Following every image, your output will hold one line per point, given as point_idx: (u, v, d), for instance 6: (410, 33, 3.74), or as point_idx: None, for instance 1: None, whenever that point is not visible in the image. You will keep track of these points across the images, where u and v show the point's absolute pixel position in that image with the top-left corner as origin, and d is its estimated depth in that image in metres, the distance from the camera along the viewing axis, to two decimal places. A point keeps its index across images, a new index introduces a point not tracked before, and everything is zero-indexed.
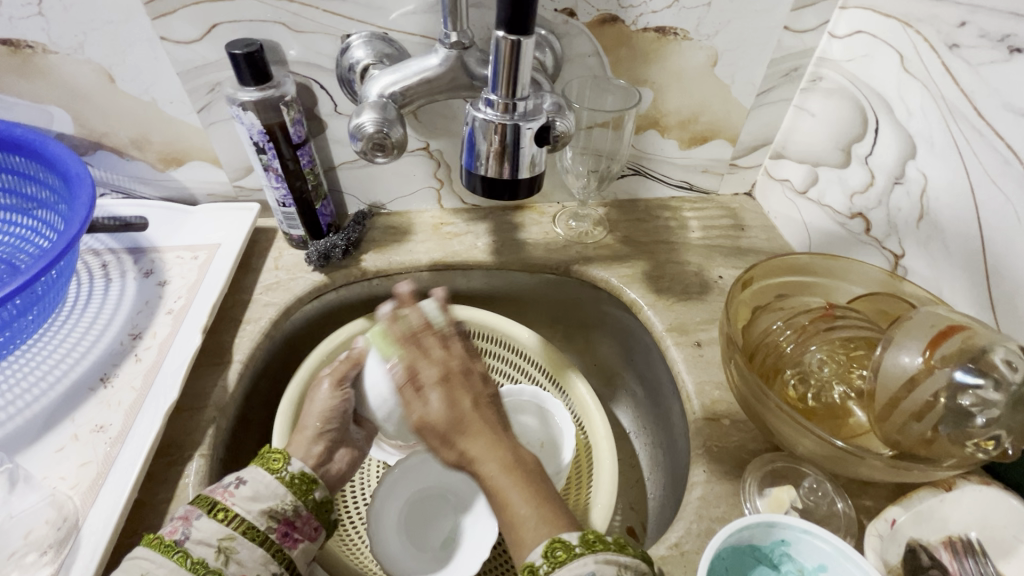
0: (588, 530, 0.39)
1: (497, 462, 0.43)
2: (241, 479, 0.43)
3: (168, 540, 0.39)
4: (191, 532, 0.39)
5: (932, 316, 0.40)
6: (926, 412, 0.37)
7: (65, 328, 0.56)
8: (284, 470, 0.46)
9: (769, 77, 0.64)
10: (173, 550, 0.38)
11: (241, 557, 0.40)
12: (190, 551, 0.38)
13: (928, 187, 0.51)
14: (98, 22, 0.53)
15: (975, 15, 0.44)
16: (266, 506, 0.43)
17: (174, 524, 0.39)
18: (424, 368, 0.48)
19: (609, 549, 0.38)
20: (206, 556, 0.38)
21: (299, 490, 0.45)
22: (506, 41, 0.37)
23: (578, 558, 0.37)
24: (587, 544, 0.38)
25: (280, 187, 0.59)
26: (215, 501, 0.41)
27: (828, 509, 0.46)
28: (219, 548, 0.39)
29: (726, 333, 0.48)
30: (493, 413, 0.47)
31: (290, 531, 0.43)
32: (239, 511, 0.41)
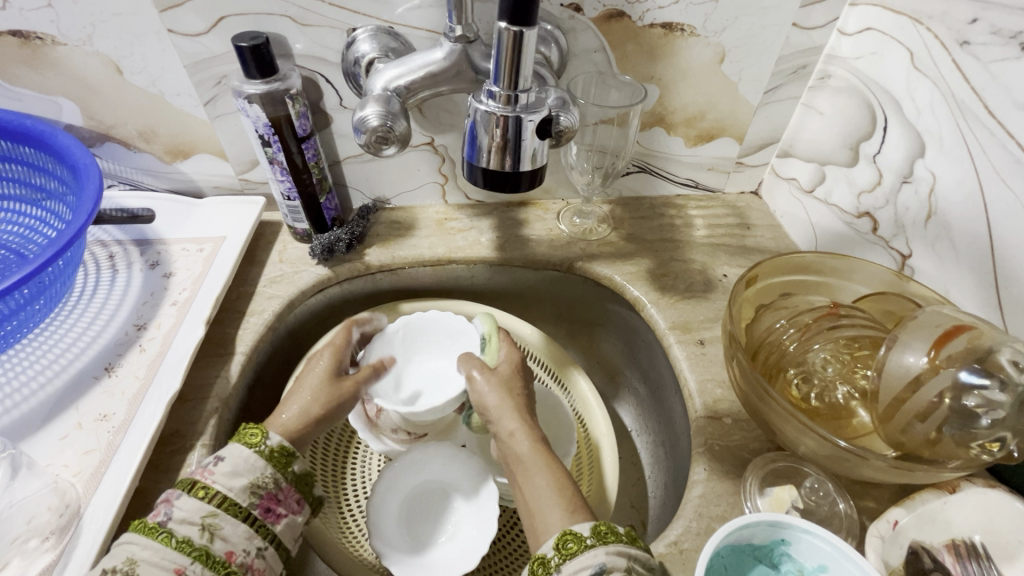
0: (601, 523, 0.39)
1: (531, 431, 0.49)
2: (220, 457, 0.43)
3: (151, 522, 0.39)
4: (173, 513, 0.39)
5: (938, 316, 0.39)
6: (930, 413, 0.36)
7: (71, 318, 0.57)
8: (262, 445, 0.44)
9: (777, 75, 0.64)
10: (156, 531, 0.38)
11: (226, 533, 0.40)
12: (174, 529, 0.39)
13: (936, 186, 0.50)
14: (107, 14, 0.53)
15: (987, 12, 0.44)
16: (248, 482, 0.42)
17: (155, 508, 0.40)
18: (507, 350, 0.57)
19: (621, 541, 0.38)
20: (189, 534, 0.39)
21: (280, 464, 0.45)
22: (508, 32, 0.36)
23: (588, 549, 0.37)
24: (600, 537, 0.38)
25: (284, 180, 0.59)
26: (194, 481, 0.41)
27: (830, 509, 0.45)
28: (203, 526, 0.39)
29: (729, 331, 0.47)
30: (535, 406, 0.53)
31: (272, 507, 0.43)
32: (220, 489, 0.41)
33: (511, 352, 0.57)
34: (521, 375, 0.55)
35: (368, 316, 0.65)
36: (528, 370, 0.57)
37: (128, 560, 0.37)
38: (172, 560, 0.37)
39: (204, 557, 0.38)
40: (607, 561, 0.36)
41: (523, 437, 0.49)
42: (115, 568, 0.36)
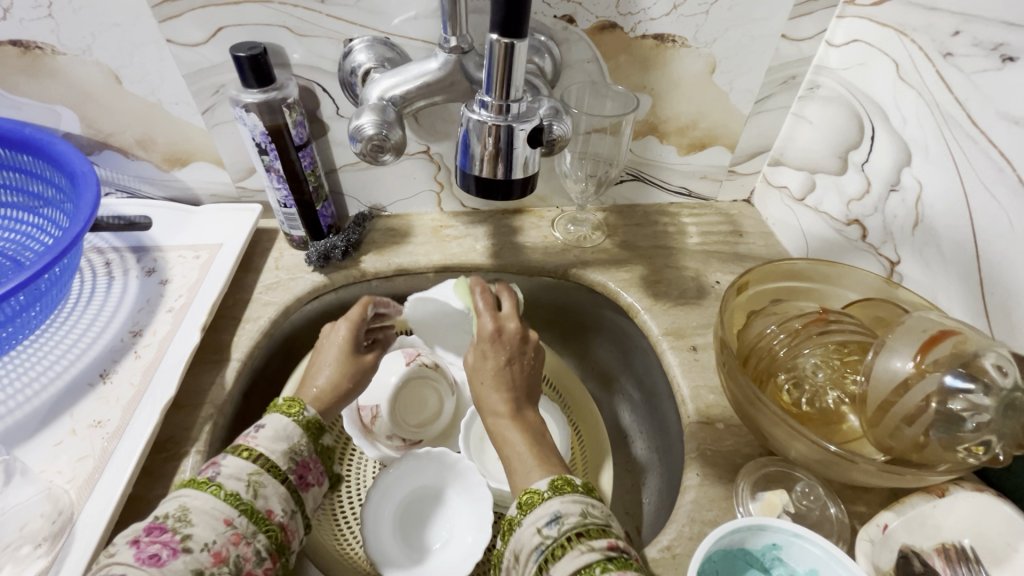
0: (556, 477, 0.42)
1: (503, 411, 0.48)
2: (260, 425, 0.44)
3: (200, 478, 0.40)
4: (221, 470, 0.40)
5: (924, 321, 0.40)
6: (917, 416, 0.37)
7: (68, 324, 0.57)
8: (301, 414, 0.46)
9: (767, 84, 0.65)
10: (207, 484, 0.39)
11: (268, 492, 0.40)
12: (223, 483, 0.39)
13: (923, 194, 0.51)
14: (106, 25, 0.54)
15: (969, 24, 0.45)
16: (287, 447, 0.43)
17: (204, 468, 0.40)
18: (482, 323, 0.53)
19: (577, 490, 0.40)
20: (237, 489, 0.39)
21: (313, 436, 0.46)
22: (499, 44, 0.37)
23: (545, 501, 0.40)
24: (557, 488, 0.40)
25: (281, 188, 0.60)
26: (239, 444, 0.42)
27: (821, 514, 0.45)
28: (250, 482, 0.40)
29: (721, 336, 0.48)
30: (516, 376, 0.51)
31: (305, 474, 0.44)
32: (262, 451, 0.42)
33: (485, 321, 0.53)
34: (498, 347, 0.52)
35: None
36: (510, 335, 0.53)
37: (179, 508, 0.37)
38: (222, 511, 0.38)
39: (251, 512, 0.39)
40: (561, 508, 0.39)
41: (506, 423, 0.48)
42: (167, 515, 0.37)
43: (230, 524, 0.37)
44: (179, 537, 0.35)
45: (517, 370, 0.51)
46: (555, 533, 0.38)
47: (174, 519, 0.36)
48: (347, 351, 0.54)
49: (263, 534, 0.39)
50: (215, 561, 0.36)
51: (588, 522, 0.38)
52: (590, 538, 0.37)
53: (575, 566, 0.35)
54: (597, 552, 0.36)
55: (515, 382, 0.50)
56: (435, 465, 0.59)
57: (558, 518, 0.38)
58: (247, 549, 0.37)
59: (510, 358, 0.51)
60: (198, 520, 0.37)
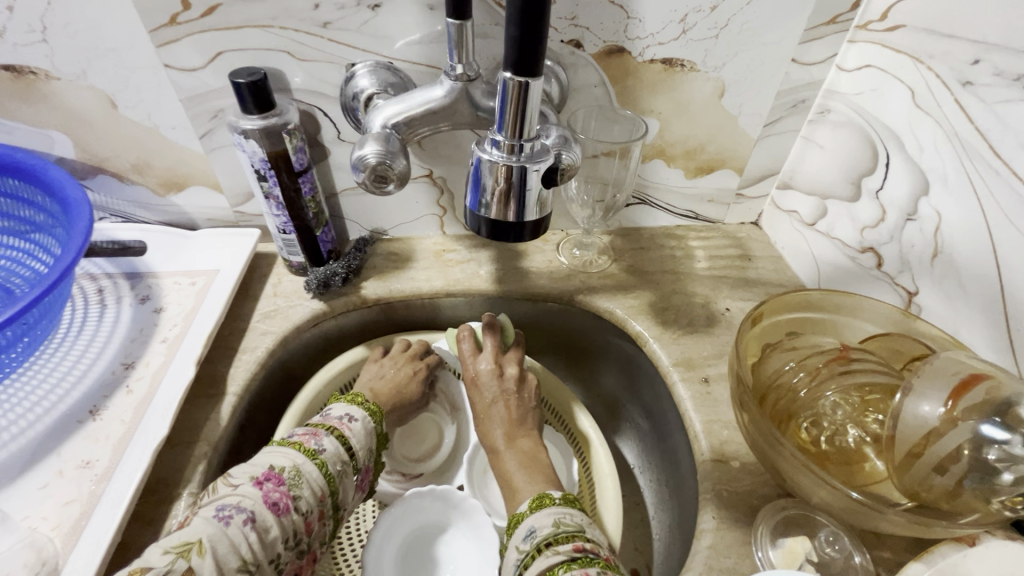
0: (539, 496, 0.48)
1: (499, 444, 0.54)
2: (352, 417, 0.51)
3: (307, 446, 0.46)
4: (324, 447, 0.46)
5: (953, 363, 0.38)
6: (951, 465, 0.35)
7: (57, 356, 0.55)
8: (378, 424, 0.54)
9: (776, 108, 0.64)
10: (313, 455, 0.45)
11: (348, 480, 0.47)
12: (326, 460, 0.46)
13: (942, 224, 0.49)
14: (101, 49, 0.53)
15: (989, 53, 0.44)
16: (367, 445, 0.50)
17: (307, 436, 0.46)
18: (471, 367, 0.60)
19: (554, 505, 0.46)
20: (334, 470, 0.46)
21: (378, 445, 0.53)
22: (513, 82, 0.36)
23: (525, 519, 0.46)
24: (538, 506, 0.47)
25: (280, 214, 0.58)
26: (336, 427, 0.49)
27: (845, 563, 0.43)
28: (340, 468, 0.47)
29: (737, 372, 0.46)
30: (505, 412, 0.56)
31: (364, 477, 0.50)
32: (354, 441, 0.49)
33: (473, 365, 0.59)
34: (483, 389, 0.58)
35: (363, 349, 0.64)
36: (495, 375, 0.58)
37: (294, 467, 0.44)
38: (320, 486, 0.44)
39: (335, 496, 0.45)
40: (535, 524, 0.45)
41: (502, 451, 0.54)
42: (284, 469, 0.43)
43: (322, 501, 0.44)
44: (292, 495, 0.42)
45: (502, 407, 0.56)
46: (528, 546, 0.44)
47: (290, 475, 0.43)
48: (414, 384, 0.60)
49: (331, 520, 0.46)
50: (306, 529, 0.43)
51: (559, 531, 0.43)
52: (557, 543, 0.42)
53: (541, 569, 0.41)
54: (563, 554, 0.41)
55: (504, 417, 0.56)
56: (439, 505, 0.57)
57: (531, 534, 0.44)
58: (321, 529, 0.44)
59: (496, 396, 0.57)
60: (306, 486, 0.43)
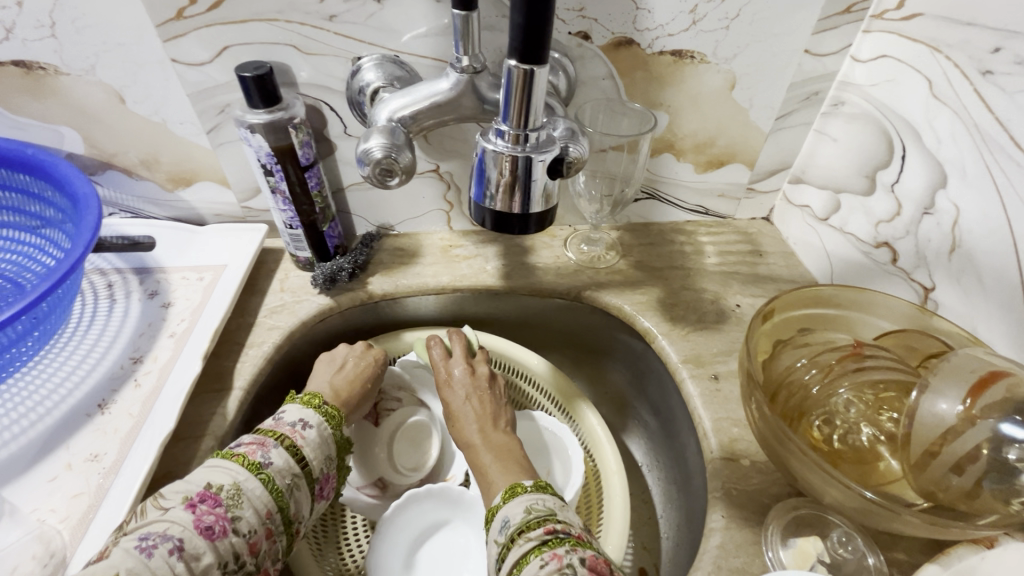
0: (512, 485, 0.47)
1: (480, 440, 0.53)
2: (306, 423, 0.49)
3: (252, 459, 0.44)
4: (271, 459, 0.44)
5: (971, 359, 0.37)
6: (969, 464, 0.34)
7: (67, 350, 0.55)
8: (337, 429, 0.51)
9: (789, 101, 0.63)
10: (257, 469, 0.43)
11: (299, 495, 0.45)
12: (272, 474, 0.44)
13: (960, 218, 0.48)
14: (109, 44, 0.53)
15: (1009, 41, 0.42)
16: (322, 455, 0.48)
17: (252, 448, 0.45)
18: (440, 372, 0.59)
19: (526, 492, 0.46)
20: (281, 485, 0.44)
21: (341, 451, 0.51)
22: (518, 70, 0.35)
23: (499, 509, 0.46)
24: (510, 495, 0.46)
25: (287, 210, 0.58)
26: (286, 437, 0.47)
27: (858, 564, 0.42)
28: (291, 482, 0.45)
29: (747, 368, 0.45)
30: (482, 408, 0.56)
31: (324, 486, 0.48)
32: (307, 451, 0.47)
33: (445, 368, 0.59)
34: (457, 389, 0.57)
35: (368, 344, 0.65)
36: (467, 376, 0.58)
37: (234, 484, 0.42)
38: (265, 503, 0.42)
39: (285, 512, 0.44)
40: (508, 514, 0.45)
41: (479, 448, 0.53)
42: (221, 488, 0.41)
43: (269, 518, 0.42)
44: (230, 516, 0.40)
45: (478, 405, 0.56)
46: (502, 538, 0.43)
47: (227, 495, 0.41)
48: (374, 376, 0.58)
49: (284, 536, 0.44)
50: (251, 550, 0.41)
51: (531, 518, 0.43)
52: (528, 531, 0.42)
53: (515, 559, 0.41)
54: (534, 540, 0.41)
55: (481, 413, 0.55)
56: (444, 506, 0.58)
57: (505, 524, 0.44)
58: (271, 547, 0.42)
59: (470, 395, 0.57)
60: (248, 504, 0.41)
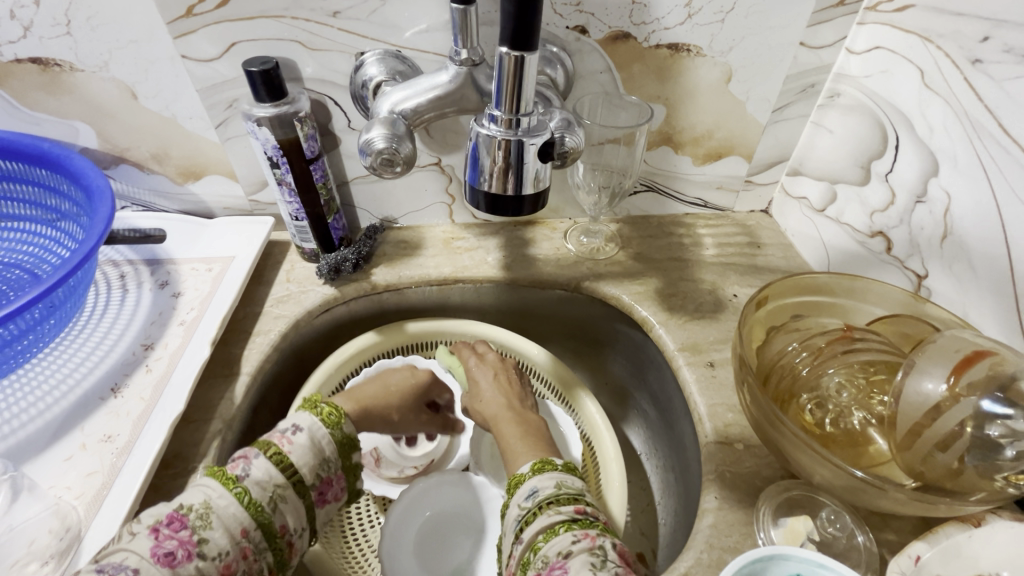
0: (537, 460, 0.48)
1: (505, 413, 0.55)
2: (297, 426, 0.45)
3: (229, 473, 0.41)
4: (250, 471, 0.42)
5: (956, 340, 0.38)
6: (951, 442, 0.35)
7: (81, 337, 0.57)
8: (335, 429, 0.47)
9: (786, 93, 0.63)
10: (233, 484, 0.41)
11: (286, 508, 0.42)
12: (248, 487, 0.41)
13: (952, 206, 0.49)
14: (122, 41, 0.55)
15: (998, 30, 0.43)
16: (314, 465, 0.44)
17: (234, 461, 0.42)
18: (468, 358, 0.62)
19: (555, 470, 0.46)
20: (260, 498, 0.41)
21: (344, 451, 0.47)
22: (510, 57, 0.36)
23: (526, 480, 0.46)
24: (539, 469, 0.47)
25: (292, 201, 0.60)
26: (272, 445, 0.44)
27: (848, 542, 0.43)
28: (273, 495, 0.42)
29: (739, 354, 0.46)
30: (509, 390, 0.58)
31: (325, 491, 0.45)
32: (294, 460, 0.43)
33: (472, 355, 0.62)
34: (485, 368, 0.61)
35: (373, 334, 0.67)
36: (494, 359, 0.62)
37: (204, 503, 0.39)
38: (240, 522, 0.39)
39: (267, 528, 0.41)
40: (538, 483, 0.45)
41: (504, 422, 0.54)
42: (190, 508, 0.39)
43: (244, 537, 0.39)
44: (196, 539, 0.37)
45: (503, 384, 0.59)
46: (529, 503, 0.44)
47: (196, 515, 0.38)
48: (405, 394, 0.56)
49: (269, 553, 0.41)
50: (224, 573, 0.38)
51: (561, 492, 0.43)
52: (558, 505, 0.43)
53: (542, 526, 0.41)
54: (563, 514, 0.41)
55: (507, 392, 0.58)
56: (460, 491, 0.60)
57: (533, 492, 0.44)
58: (252, 566, 0.39)
59: (501, 373, 0.60)
60: (218, 524, 0.39)
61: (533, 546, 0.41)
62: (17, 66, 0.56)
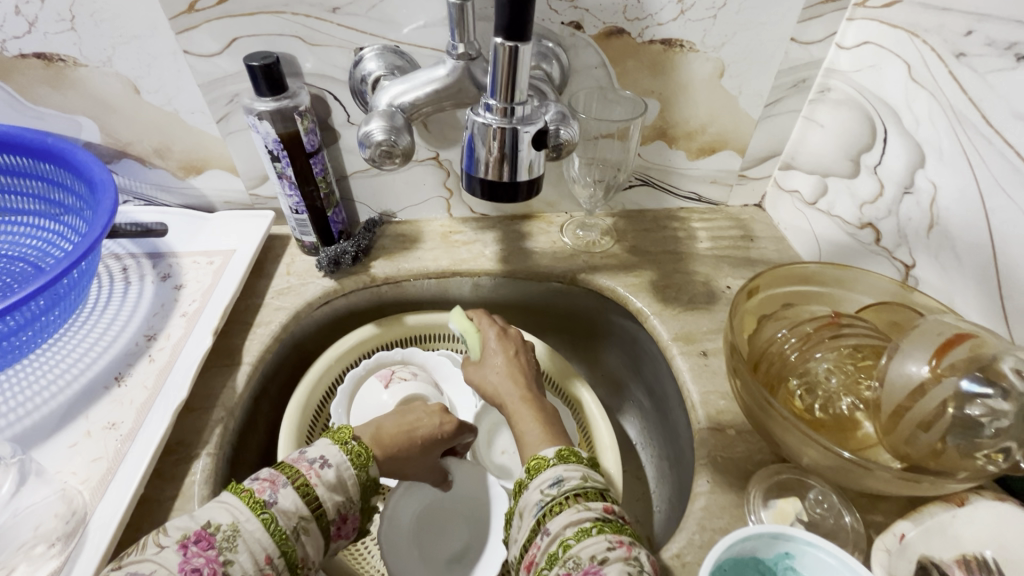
0: (564, 449, 0.48)
1: (521, 394, 0.56)
2: (325, 461, 0.46)
3: (258, 498, 0.41)
4: (278, 500, 0.42)
5: (939, 324, 0.39)
6: (933, 422, 0.36)
7: (85, 329, 0.58)
8: (363, 470, 0.47)
9: (778, 88, 0.64)
10: (260, 509, 0.41)
11: (307, 540, 0.42)
12: (275, 515, 0.41)
13: (938, 196, 0.50)
14: (125, 37, 0.56)
15: (981, 24, 0.44)
16: (339, 500, 0.45)
17: (262, 485, 0.42)
18: (487, 330, 0.62)
19: (581, 463, 0.47)
20: (285, 527, 0.41)
21: (366, 493, 0.47)
22: (504, 47, 0.37)
23: (551, 466, 0.46)
24: (563, 458, 0.47)
25: (293, 195, 0.61)
26: (300, 475, 0.44)
27: (836, 522, 0.44)
28: (297, 525, 0.42)
29: (730, 341, 0.47)
30: (525, 371, 0.59)
31: (342, 526, 0.45)
32: (320, 494, 0.44)
33: (490, 330, 0.62)
34: (505, 343, 0.61)
35: (372, 327, 0.68)
36: (510, 336, 0.62)
37: (232, 525, 0.39)
38: (264, 548, 0.40)
39: (289, 557, 0.41)
40: (564, 472, 0.45)
41: (518, 403, 0.55)
42: (219, 528, 0.39)
43: (267, 564, 0.39)
44: (221, 560, 0.38)
45: (520, 364, 0.59)
46: (555, 491, 0.44)
47: (223, 536, 0.39)
48: (428, 440, 0.54)
49: None
50: None
51: (587, 485, 0.44)
52: (586, 500, 0.43)
53: (572, 522, 0.41)
54: (593, 512, 0.42)
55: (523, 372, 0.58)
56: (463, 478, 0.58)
57: (559, 481, 0.45)
58: None
59: (518, 352, 0.61)
60: (243, 548, 0.39)
61: (563, 541, 0.40)
62: (22, 61, 0.57)
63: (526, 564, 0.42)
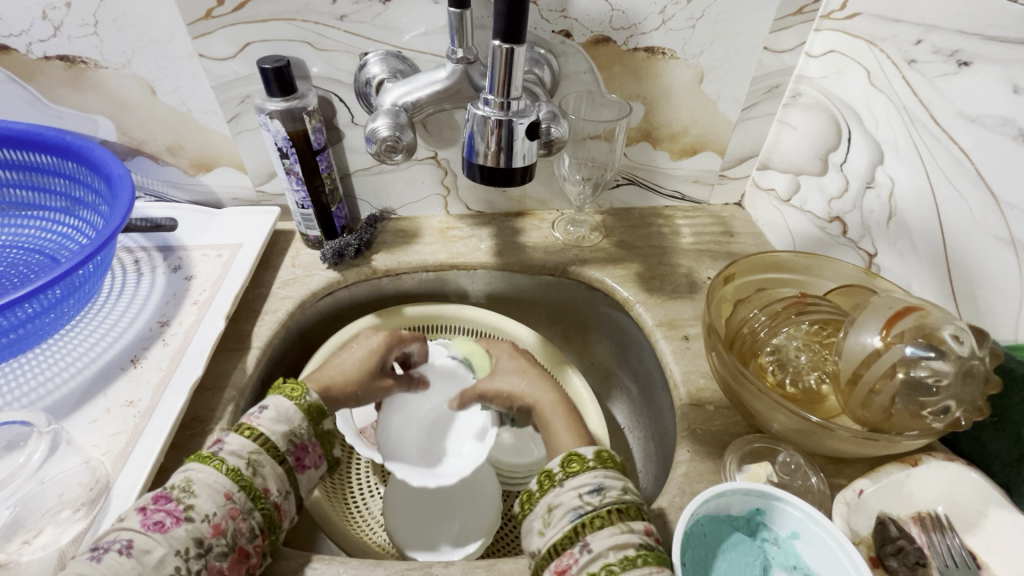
0: (603, 451, 0.47)
1: (553, 398, 0.58)
2: (264, 406, 0.48)
3: (203, 452, 0.44)
4: (225, 446, 0.44)
5: (891, 301, 0.44)
6: (885, 385, 0.40)
7: (101, 316, 0.61)
8: (303, 398, 0.50)
9: (753, 93, 0.69)
10: (210, 458, 0.43)
11: (265, 471, 0.44)
12: (224, 458, 0.43)
13: (896, 189, 0.55)
14: (145, 41, 0.59)
15: (929, 34, 0.49)
16: (287, 431, 0.47)
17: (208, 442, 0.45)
18: (496, 343, 0.66)
19: (616, 468, 0.46)
20: (237, 464, 0.43)
21: (314, 418, 0.50)
22: (501, 49, 0.42)
23: (591, 470, 0.45)
24: (602, 462, 0.46)
25: (299, 190, 0.64)
26: (241, 422, 0.46)
27: (803, 484, 0.48)
28: (249, 460, 0.44)
29: (708, 322, 0.51)
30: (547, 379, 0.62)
31: (302, 456, 0.48)
32: (264, 430, 0.46)
33: (500, 342, 0.66)
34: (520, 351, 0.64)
35: (373, 317, 0.71)
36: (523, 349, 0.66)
37: (184, 479, 0.41)
38: (221, 486, 0.41)
39: (249, 489, 0.43)
40: (604, 480, 0.44)
41: (550, 405, 0.57)
42: (174, 486, 0.41)
43: (230, 499, 0.41)
44: (182, 507, 0.39)
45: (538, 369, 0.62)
46: (597, 501, 0.42)
47: (179, 490, 0.41)
48: (358, 363, 0.60)
49: (257, 512, 0.42)
50: (215, 532, 0.39)
51: (627, 499, 0.43)
52: (629, 518, 0.41)
53: (615, 541, 0.40)
54: (637, 534, 0.40)
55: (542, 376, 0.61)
56: (459, 386, 0.67)
57: (599, 489, 0.43)
58: (243, 525, 0.41)
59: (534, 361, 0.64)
60: (201, 492, 0.40)
61: (606, 565, 0.39)
62: (45, 63, 0.61)
63: (557, 572, 0.40)
